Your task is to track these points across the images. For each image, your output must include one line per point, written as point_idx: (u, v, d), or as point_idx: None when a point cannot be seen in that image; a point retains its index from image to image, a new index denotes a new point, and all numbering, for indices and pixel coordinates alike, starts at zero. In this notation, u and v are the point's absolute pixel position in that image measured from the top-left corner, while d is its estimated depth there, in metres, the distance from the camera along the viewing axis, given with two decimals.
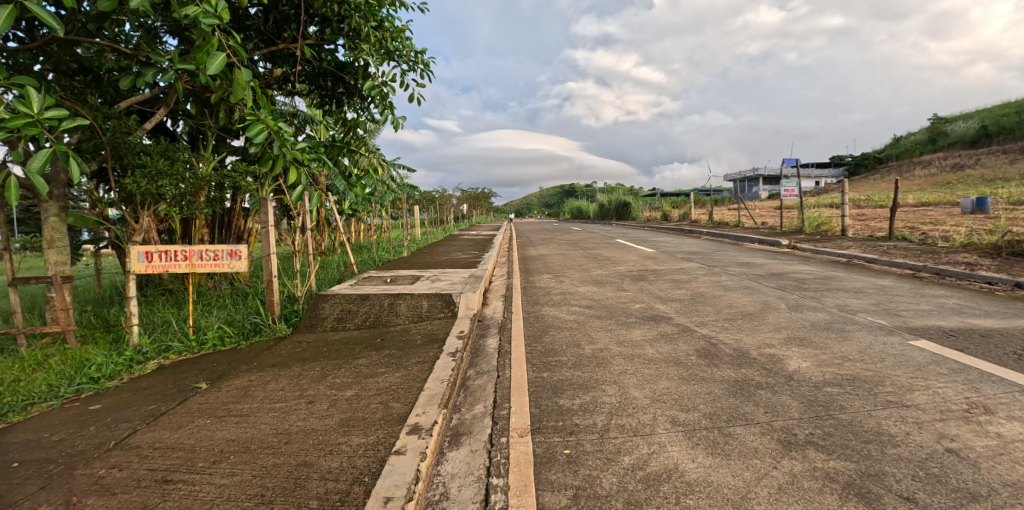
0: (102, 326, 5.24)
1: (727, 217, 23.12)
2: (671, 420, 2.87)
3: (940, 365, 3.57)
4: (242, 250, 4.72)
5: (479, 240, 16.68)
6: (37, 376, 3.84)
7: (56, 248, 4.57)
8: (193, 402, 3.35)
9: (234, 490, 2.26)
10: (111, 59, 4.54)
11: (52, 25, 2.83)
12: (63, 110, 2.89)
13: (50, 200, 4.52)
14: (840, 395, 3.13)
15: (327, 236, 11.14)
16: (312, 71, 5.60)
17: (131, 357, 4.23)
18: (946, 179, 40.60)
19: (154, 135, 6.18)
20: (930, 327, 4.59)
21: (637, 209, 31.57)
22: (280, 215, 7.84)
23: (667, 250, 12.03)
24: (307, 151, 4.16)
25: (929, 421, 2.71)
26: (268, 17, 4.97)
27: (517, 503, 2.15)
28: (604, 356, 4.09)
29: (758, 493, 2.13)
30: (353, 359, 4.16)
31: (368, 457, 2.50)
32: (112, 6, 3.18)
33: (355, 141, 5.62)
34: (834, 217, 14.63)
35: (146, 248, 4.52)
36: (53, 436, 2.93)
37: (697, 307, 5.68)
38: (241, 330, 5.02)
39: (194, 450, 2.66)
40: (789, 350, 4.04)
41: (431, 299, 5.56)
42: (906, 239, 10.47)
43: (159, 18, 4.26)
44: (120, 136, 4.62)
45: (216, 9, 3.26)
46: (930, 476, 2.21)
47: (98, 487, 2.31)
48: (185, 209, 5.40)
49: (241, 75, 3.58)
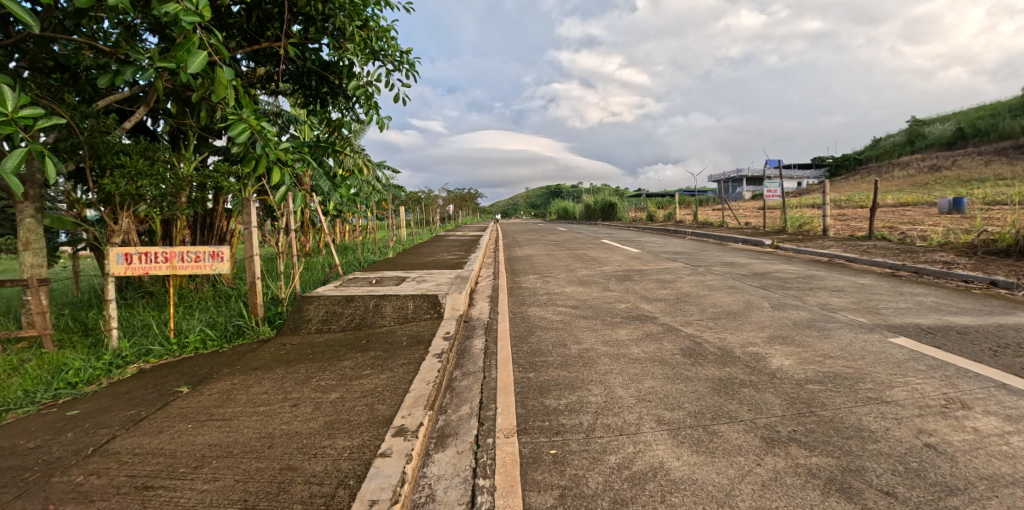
0: (80, 330, 5.12)
1: (711, 217, 23.48)
2: (657, 419, 2.88)
3: (919, 362, 3.65)
4: (225, 251, 4.63)
5: (467, 240, 17.03)
6: (12, 380, 3.75)
7: (32, 250, 4.45)
8: (175, 406, 3.29)
9: (217, 495, 2.22)
10: (89, 57, 4.44)
11: (27, 22, 2.74)
12: (38, 108, 2.80)
13: (25, 200, 4.40)
14: (822, 391, 3.18)
15: (313, 237, 11.11)
16: (296, 70, 5.55)
17: (110, 360, 4.15)
18: (925, 180, 41.45)
19: (133, 135, 6.07)
20: (909, 324, 4.68)
21: (625, 209, 31.77)
22: (264, 216, 7.75)
23: (654, 250, 12.09)
24: (291, 151, 4.09)
25: (908, 417, 2.77)
26: (251, 15, 4.92)
27: (503, 503, 2.15)
28: (590, 356, 4.11)
29: (743, 490, 2.15)
30: (337, 361, 4.12)
31: (353, 460, 2.48)
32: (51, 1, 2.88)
33: (339, 141, 5.52)
34: (816, 217, 14.76)
35: (125, 249, 4.42)
36: (29, 443, 2.86)
37: (682, 307, 5.73)
38: (224, 333, 4.95)
39: (176, 455, 2.62)
40: (772, 348, 4.11)
41: (417, 300, 5.52)
42: (886, 239, 10.66)
43: (139, 14, 4.19)
44: (98, 136, 4.49)
45: (197, 6, 3.19)
46: (910, 471, 2.25)
47: (76, 494, 2.26)
48: (167, 210, 5.25)
49: (223, 74, 3.52)
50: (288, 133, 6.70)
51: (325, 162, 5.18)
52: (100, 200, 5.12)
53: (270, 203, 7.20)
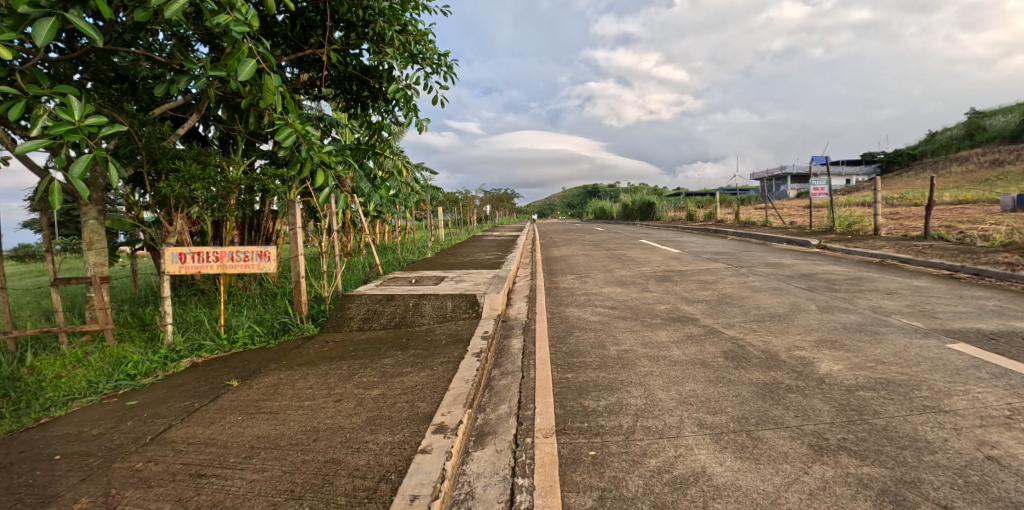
0: (138, 326, 5.43)
1: (756, 217, 22.33)
2: (698, 423, 2.83)
3: (980, 369, 3.44)
4: (271, 251, 4.80)
5: (501, 240, 17.22)
6: (77, 372, 4.00)
7: (94, 250, 4.75)
8: (225, 399, 3.45)
9: (265, 485, 2.32)
10: (145, 68, 4.71)
11: (91, 36, 2.94)
12: (102, 117, 2.99)
13: (89, 203, 4.70)
14: (874, 399, 3.04)
15: (355, 238, 11.45)
16: (338, 75, 5.73)
17: (166, 354, 4.38)
18: (985, 176, 38.90)
19: (186, 141, 6.41)
20: (969, 329, 4.42)
21: (665, 209, 31.08)
22: (307, 217, 8.03)
23: (693, 250, 11.84)
24: (334, 154, 4.22)
25: (968, 427, 2.62)
26: (295, 24, 5.11)
27: (542, 503, 2.15)
28: (630, 358, 4.06)
29: (788, 499, 2.09)
30: (379, 359, 4.22)
31: (395, 456, 2.54)
32: (113, 15, 3.05)
33: (379, 143, 5.67)
34: (867, 217, 13.90)
35: (179, 249, 4.64)
36: (92, 430, 3.06)
37: (724, 309, 5.59)
38: (270, 329, 5.14)
39: (227, 445, 2.74)
40: (820, 352, 3.95)
41: (455, 299, 5.60)
42: (943, 239, 10.08)
43: (191, 26, 4.41)
44: (154, 141, 4.76)
45: (246, 16, 3.34)
46: (970, 484, 2.13)
47: (135, 480, 2.41)
48: (217, 212, 5.53)
49: (271, 81, 3.66)
50: (329, 136, 6.92)
51: (365, 165, 5.30)
52: (156, 203, 5.40)
53: (313, 204, 7.46)
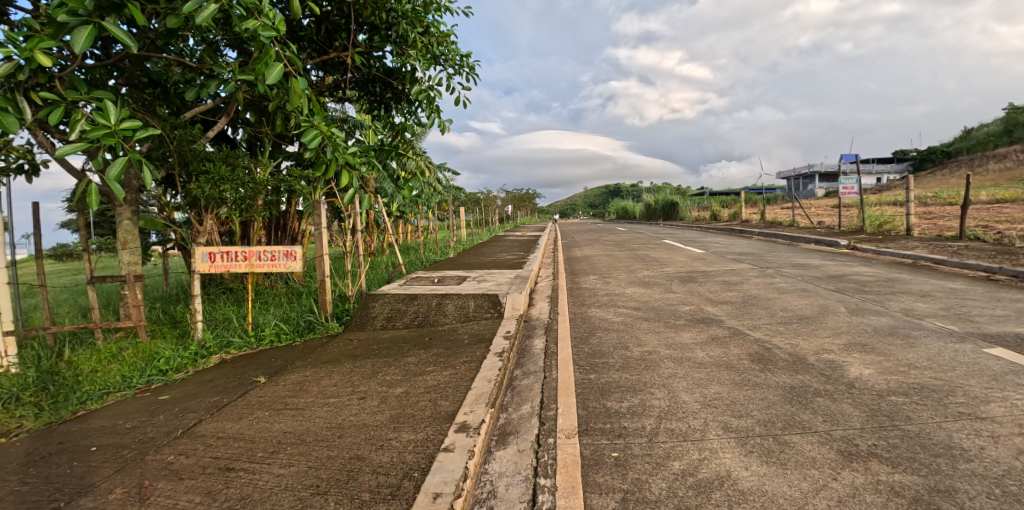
0: (169, 323, 5.61)
1: (782, 217, 21.92)
2: (723, 426, 2.79)
3: (1021, 375, 3.30)
4: (297, 250, 4.90)
5: (524, 240, 17.26)
6: (112, 367, 4.15)
7: (128, 249, 4.92)
8: (253, 394, 3.54)
9: (292, 480, 2.37)
10: (177, 72, 4.86)
11: (127, 43, 3.04)
12: (136, 121, 3.10)
13: (124, 204, 4.87)
14: (906, 404, 2.95)
15: (378, 238, 11.59)
16: (361, 78, 5.81)
17: (196, 351, 4.51)
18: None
19: (215, 143, 6.59)
20: (1009, 334, 4.25)
21: (688, 209, 30.64)
22: (332, 217, 8.16)
23: (717, 250, 11.65)
24: (358, 155, 4.28)
25: (1006, 435, 2.52)
26: (320, 28, 5.21)
27: (564, 504, 2.15)
28: (653, 359, 4.02)
29: (816, 505, 2.05)
30: (402, 357, 4.27)
31: (417, 453, 2.57)
32: (146, 22, 3.17)
33: (402, 144, 5.74)
34: (894, 218, 13.29)
35: (208, 249, 4.78)
36: (127, 423, 3.17)
37: (749, 310, 5.49)
38: (296, 327, 5.25)
39: (255, 440, 2.82)
40: (850, 355, 3.85)
41: (477, 299, 5.62)
42: (981, 239, 9.70)
43: (220, 32, 4.53)
44: (185, 144, 4.90)
45: (273, 21, 3.42)
46: (1008, 494, 2.05)
47: (167, 472, 2.49)
48: (245, 212, 5.67)
49: (297, 84, 3.74)
50: (354, 137, 7.02)
51: (388, 166, 5.36)
52: (187, 204, 5.57)
53: (337, 205, 7.59)
